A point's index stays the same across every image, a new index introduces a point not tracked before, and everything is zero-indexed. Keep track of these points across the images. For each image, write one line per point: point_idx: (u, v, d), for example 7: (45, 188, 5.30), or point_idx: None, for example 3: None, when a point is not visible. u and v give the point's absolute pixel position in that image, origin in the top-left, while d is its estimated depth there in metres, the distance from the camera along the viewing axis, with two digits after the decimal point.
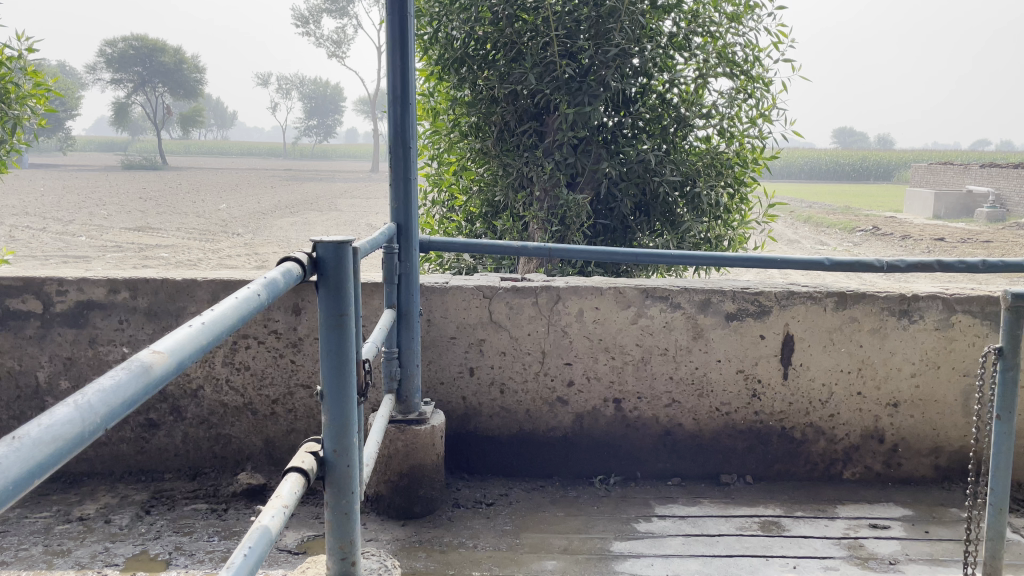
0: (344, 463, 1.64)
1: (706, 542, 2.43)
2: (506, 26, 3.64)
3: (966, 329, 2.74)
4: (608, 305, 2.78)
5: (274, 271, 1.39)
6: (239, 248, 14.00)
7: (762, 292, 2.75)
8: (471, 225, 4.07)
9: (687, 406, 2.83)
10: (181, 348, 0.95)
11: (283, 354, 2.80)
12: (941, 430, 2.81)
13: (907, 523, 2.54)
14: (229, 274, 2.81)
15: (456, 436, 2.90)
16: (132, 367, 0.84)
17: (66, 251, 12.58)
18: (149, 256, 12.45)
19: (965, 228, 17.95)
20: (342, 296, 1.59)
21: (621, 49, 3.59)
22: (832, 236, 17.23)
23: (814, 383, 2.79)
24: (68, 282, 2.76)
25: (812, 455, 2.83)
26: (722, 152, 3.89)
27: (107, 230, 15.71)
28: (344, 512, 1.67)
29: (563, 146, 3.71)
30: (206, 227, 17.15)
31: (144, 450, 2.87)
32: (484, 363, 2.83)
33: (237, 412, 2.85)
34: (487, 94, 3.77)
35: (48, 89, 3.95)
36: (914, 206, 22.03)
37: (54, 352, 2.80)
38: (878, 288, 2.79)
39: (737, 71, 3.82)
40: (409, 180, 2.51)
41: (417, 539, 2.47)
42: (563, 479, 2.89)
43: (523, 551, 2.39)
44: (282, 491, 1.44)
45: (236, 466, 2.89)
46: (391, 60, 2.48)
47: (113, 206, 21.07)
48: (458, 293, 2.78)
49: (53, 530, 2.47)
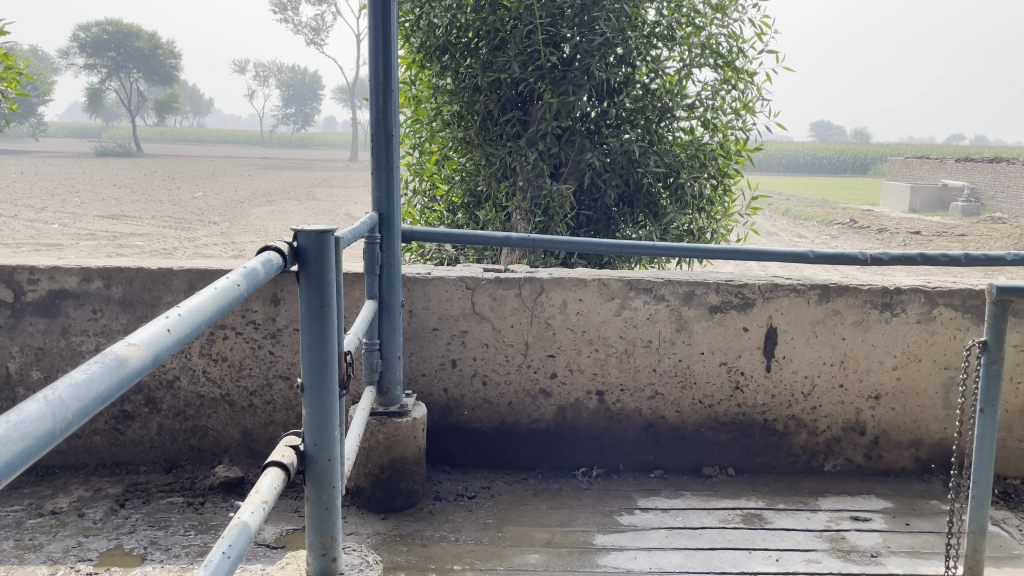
0: (325, 457, 1.61)
1: (689, 535, 2.43)
2: (490, 14, 3.59)
3: (948, 321, 2.76)
4: (592, 296, 2.76)
5: (254, 260, 1.35)
6: (214, 237, 13.81)
7: (746, 284, 2.75)
8: (454, 215, 4.05)
9: (670, 398, 2.83)
10: (158, 340, 0.91)
11: (262, 344, 2.74)
12: (921, 423, 2.83)
13: (888, 516, 2.55)
14: (206, 264, 2.75)
15: (438, 429, 2.87)
16: (106, 361, 0.81)
17: (37, 239, 12.31)
18: (121, 244, 12.25)
19: (938, 222, 18.20)
20: (322, 287, 1.55)
21: (605, 38, 3.56)
22: (810, 229, 17.38)
23: (797, 375, 2.79)
24: (39, 270, 2.68)
25: (794, 447, 2.84)
26: (705, 144, 3.88)
27: (78, 217, 15.39)
28: (325, 507, 1.64)
29: (547, 136, 3.68)
30: (182, 215, 16.89)
31: (119, 442, 2.81)
32: (467, 354, 2.81)
33: (214, 404, 2.80)
34: (470, 82, 3.71)
35: (18, 72, 3.82)
36: (890, 200, 22.30)
37: (25, 342, 2.73)
38: (861, 281, 2.80)
39: (721, 62, 3.80)
40: (391, 169, 2.47)
41: (398, 532, 2.44)
42: (546, 471, 2.88)
43: (505, 544, 2.37)
44: (261, 485, 1.40)
45: (213, 459, 2.83)
46: (372, 46, 2.42)
47: (85, 193, 20.63)
48: (441, 284, 2.75)
49: (24, 524, 2.41)
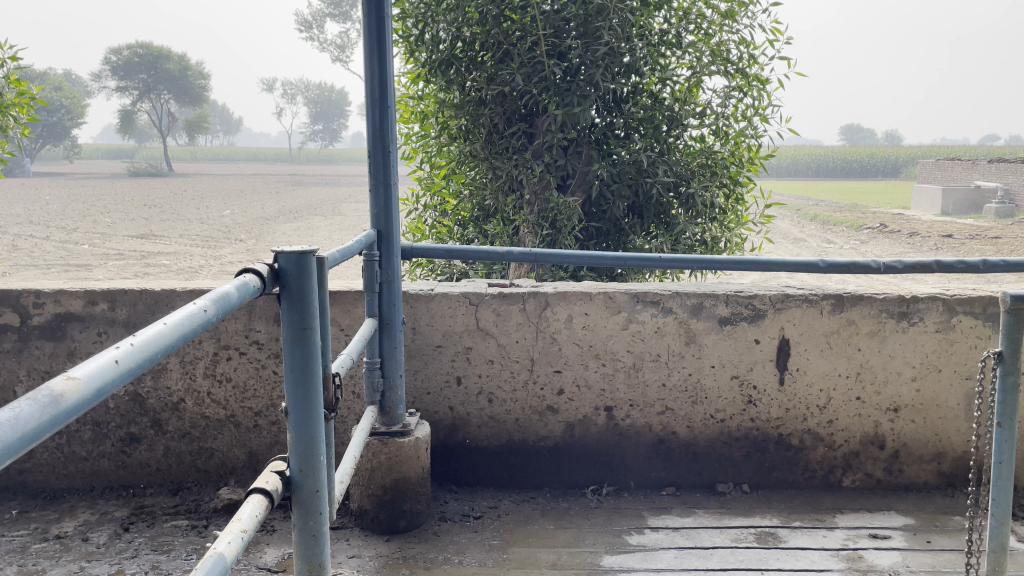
0: (311, 482, 1.57)
1: (700, 555, 2.35)
2: (494, 26, 3.56)
3: (968, 330, 2.66)
4: (598, 310, 2.70)
5: (228, 283, 1.32)
6: (239, 254, 13.99)
7: (756, 295, 2.67)
8: (463, 229, 4.02)
9: (680, 413, 2.75)
10: (104, 373, 0.88)
11: (266, 365, 2.73)
12: (943, 435, 2.72)
13: (909, 533, 2.45)
14: (209, 284, 2.74)
15: (444, 448, 2.82)
16: (39, 398, 0.78)
17: (66, 260, 12.57)
18: (149, 263, 12.43)
19: (971, 224, 17.78)
20: (304, 309, 1.52)
21: (610, 48, 3.50)
22: (838, 234, 17.07)
23: (812, 388, 2.70)
24: (44, 294, 2.70)
25: (810, 462, 2.75)
26: (716, 151, 3.81)
27: (108, 238, 15.71)
28: (312, 534, 1.60)
29: (553, 148, 3.64)
30: (209, 233, 17.14)
31: (125, 465, 2.80)
32: (471, 372, 2.76)
33: (219, 425, 2.78)
34: (475, 96, 3.69)
35: (31, 97, 3.93)
36: (921, 202, 21.86)
37: (32, 365, 2.74)
38: (877, 289, 2.71)
39: (732, 69, 3.71)
40: (389, 186, 2.44)
41: (400, 555, 2.40)
42: (555, 490, 2.82)
43: (509, 567, 2.31)
44: (242, 514, 1.36)
45: (219, 480, 2.82)
46: (368, 62, 2.40)
47: (116, 214, 20.98)
48: (443, 301, 2.71)
49: (28, 549, 2.41)
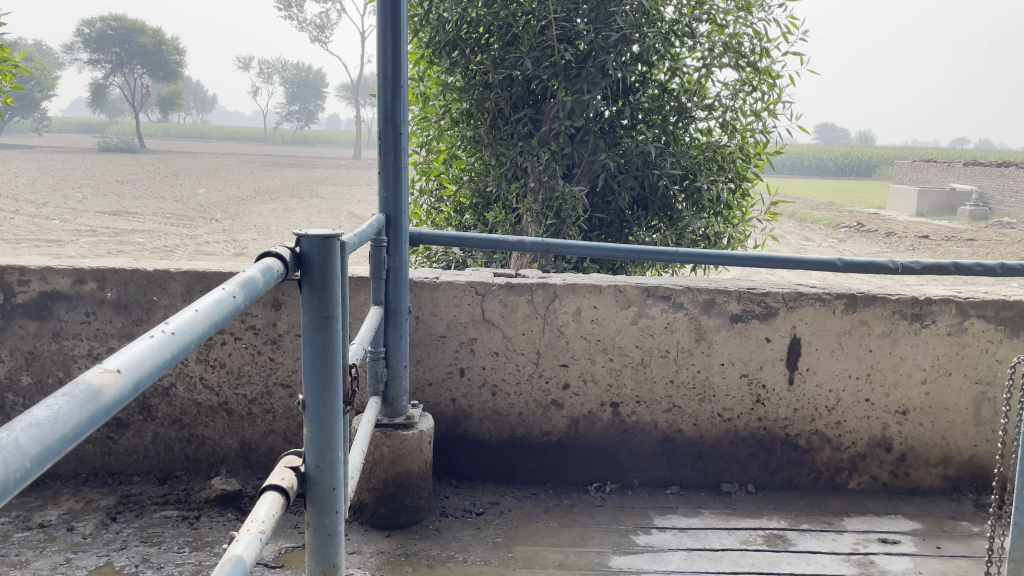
0: (328, 479, 1.48)
1: (709, 557, 2.31)
2: (502, 7, 3.48)
3: (979, 334, 2.64)
4: (607, 303, 2.63)
5: (253, 267, 1.22)
6: (216, 234, 13.71)
7: (769, 293, 2.62)
8: (461, 216, 3.90)
9: (687, 411, 2.70)
10: (141, 364, 0.78)
11: (261, 351, 2.62)
12: (950, 439, 2.70)
13: (918, 538, 2.43)
14: (205, 266, 2.62)
15: (445, 441, 2.75)
16: (76, 394, 0.68)
17: (37, 237, 12.06)
18: (123, 241, 12.09)
19: (947, 227, 18.05)
20: (327, 296, 1.41)
21: (622, 34, 3.44)
22: (818, 233, 17.19)
23: (820, 389, 2.67)
24: (29, 271, 2.55)
25: (816, 463, 2.72)
26: (723, 146, 3.75)
27: (80, 212, 15.29)
28: (328, 534, 1.51)
29: (560, 135, 3.56)
30: (183, 212, 16.75)
31: (112, 451, 2.69)
32: (476, 363, 2.68)
33: (212, 412, 2.68)
34: (480, 79, 3.60)
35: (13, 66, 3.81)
36: (897, 203, 22.11)
37: (15, 345, 2.61)
38: (889, 290, 2.68)
39: (744, 62, 3.65)
40: (399, 169, 2.33)
41: (403, 551, 2.32)
42: (557, 486, 2.76)
43: (515, 566, 2.25)
44: (258, 513, 1.25)
45: (210, 469, 2.72)
46: (380, 39, 2.29)
47: (88, 190, 20.44)
48: (449, 289, 2.62)
49: (10, 538, 2.30)
